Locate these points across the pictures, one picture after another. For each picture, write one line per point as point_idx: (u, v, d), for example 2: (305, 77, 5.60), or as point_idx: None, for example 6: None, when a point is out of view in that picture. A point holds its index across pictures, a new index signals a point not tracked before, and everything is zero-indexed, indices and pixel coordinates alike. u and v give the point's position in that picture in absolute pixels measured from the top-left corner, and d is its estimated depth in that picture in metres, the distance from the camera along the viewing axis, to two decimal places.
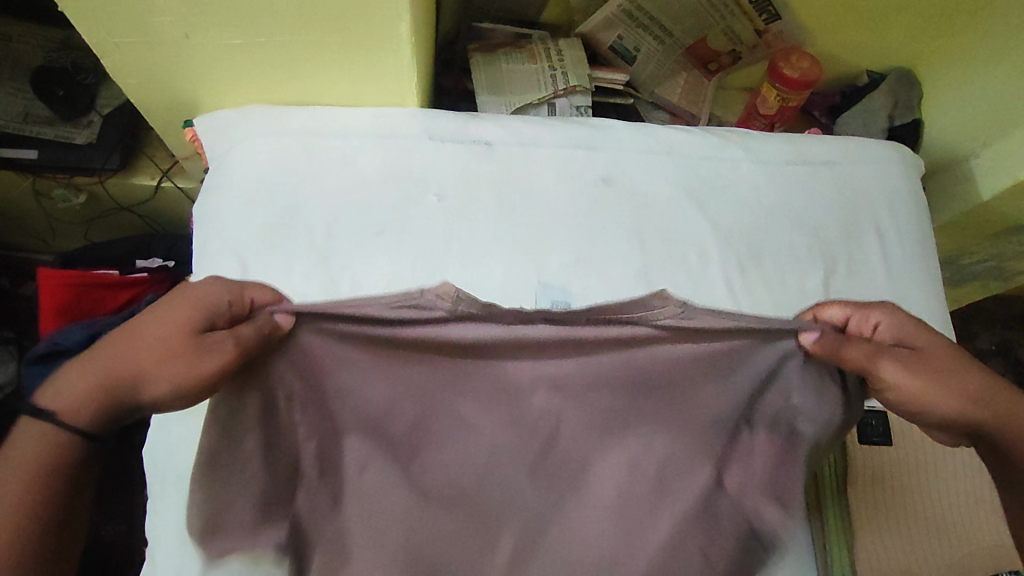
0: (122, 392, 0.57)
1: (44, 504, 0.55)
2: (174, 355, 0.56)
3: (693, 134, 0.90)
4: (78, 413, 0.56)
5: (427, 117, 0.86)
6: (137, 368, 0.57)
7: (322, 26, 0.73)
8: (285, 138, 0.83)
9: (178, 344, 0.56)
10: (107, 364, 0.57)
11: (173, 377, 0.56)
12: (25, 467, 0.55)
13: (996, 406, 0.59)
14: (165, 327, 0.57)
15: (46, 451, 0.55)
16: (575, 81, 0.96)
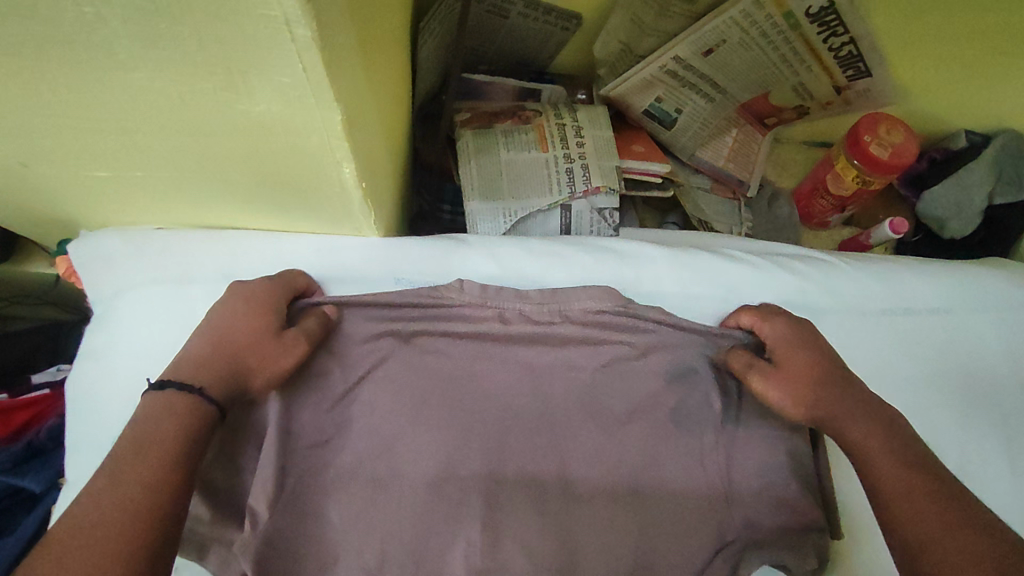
0: (235, 378, 0.49)
1: (187, 468, 0.43)
2: (264, 340, 0.51)
3: (760, 271, 0.65)
4: (214, 393, 0.47)
5: (389, 251, 0.61)
6: (236, 353, 0.50)
7: (224, 165, 0.46)
8: (194, 285, 0.59)
9: (254, 319, 0.51)
10: (188, 372, 0.48)
11: (265, 371, 0.51)
12: (168, 436, 0.43)
13: (870, 450, 0.49)
14: (245, 317, 0.51)
15: (195, 421, 0.45)
16: (599, 179, 0.70)
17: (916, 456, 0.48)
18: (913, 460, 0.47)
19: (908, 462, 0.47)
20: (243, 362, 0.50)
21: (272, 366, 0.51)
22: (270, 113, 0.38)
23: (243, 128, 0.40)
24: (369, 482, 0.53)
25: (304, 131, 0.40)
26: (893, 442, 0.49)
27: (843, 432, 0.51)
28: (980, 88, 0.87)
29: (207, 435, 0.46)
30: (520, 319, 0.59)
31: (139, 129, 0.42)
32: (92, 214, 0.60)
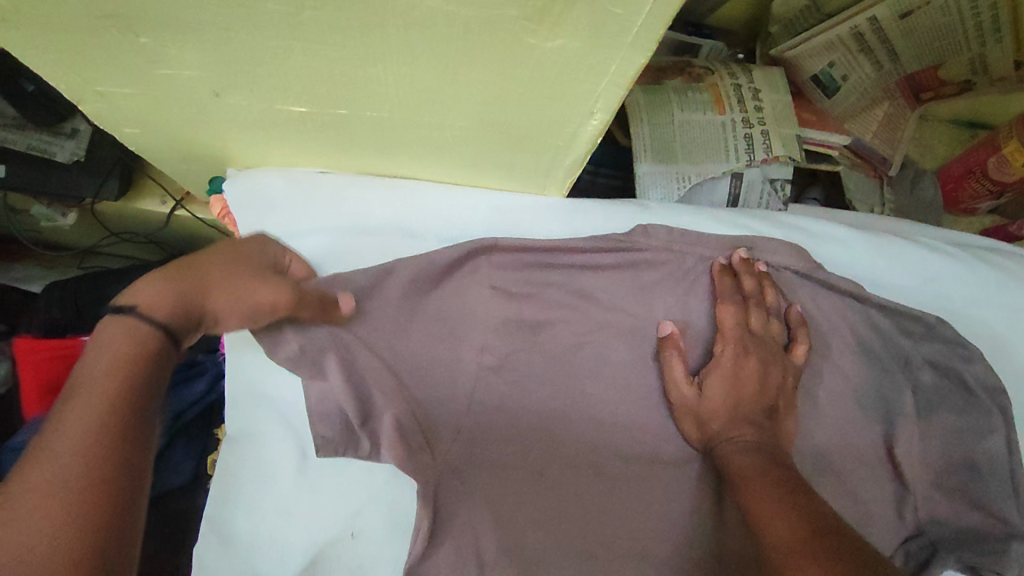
0: (195, 302, 0.41)
1: (128, 416, 0.35)
2: (244, 276, 0.44)
3: (956, 260, 0.61)
4: (166, 313, 0.39)
5: (574, 213, 0.56)
6: (202, 289, 0.42)
7: (454, 109, 0.42)
8: (367, 234, 0.55)
9: (237, 263, 0.44)
10: (162, 287, 0.40)
11: (231, 306, 0.43)
12: (103, 379, 0.36)
13: (758, 483, 0.46)
14: (217, 259, 0.44)
15: (141, 352, 0.38)
16: (779, 148, 0.65)
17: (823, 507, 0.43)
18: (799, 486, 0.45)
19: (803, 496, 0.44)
20: (208, 291, 0.42)
21: (246, 304, 0.44)
22: (564, 50, 0.33)
23: (516, 67, 0.35)
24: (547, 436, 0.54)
25: (585, 75, 0.35)
26: (787, 489, 0.45)
27: (729, 458, 0.50)
28: None
29: (157, 368, 0.38)
30: (710, 296, 0.55)
31: (387, 59, 0.37)
32: (252, 152, 0.56)
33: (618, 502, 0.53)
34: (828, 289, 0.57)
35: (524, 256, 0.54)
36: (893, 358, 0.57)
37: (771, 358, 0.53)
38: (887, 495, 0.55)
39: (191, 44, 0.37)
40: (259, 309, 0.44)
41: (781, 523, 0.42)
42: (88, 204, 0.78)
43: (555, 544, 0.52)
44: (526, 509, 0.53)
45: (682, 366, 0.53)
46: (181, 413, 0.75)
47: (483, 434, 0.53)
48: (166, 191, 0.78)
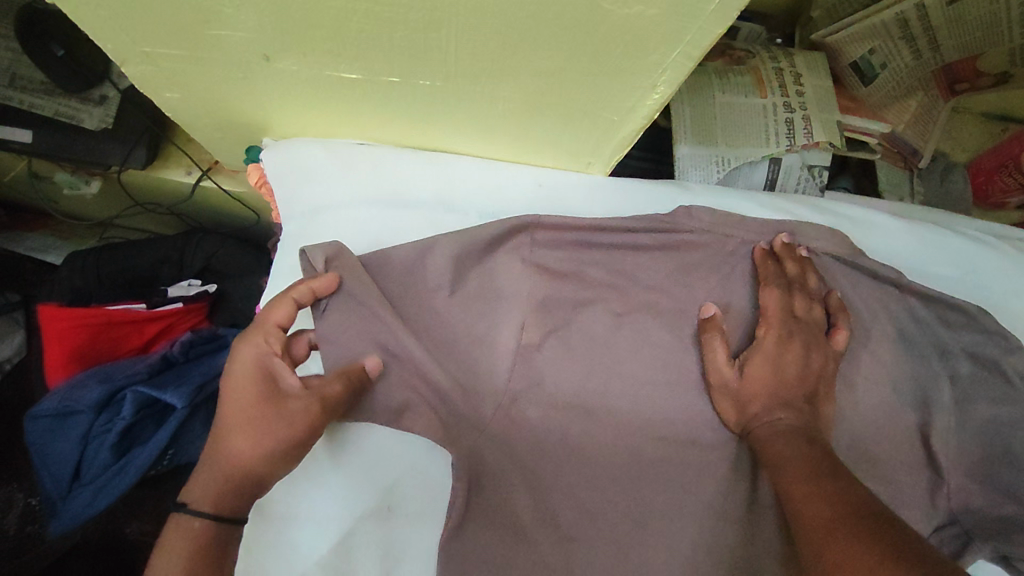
0: (244, 487, 0.45)
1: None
2: (267, 415, 0.45)
3: (996, 253, 0.60)
4: (216, 509, 0.43)
5: (616, 191, 0.56)
6: (239, 451, 0.44)
7: (511, 79, 0.41)
8: (407, 209, 0.54)
9: (261, 417, 0.45)
10: (216, 494, 0.44)
11: (281, 461, 0.45)
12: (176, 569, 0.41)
13: (797, 471, 0.46)
14: (235, 409, 0.45)
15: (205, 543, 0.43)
16: (820, 134, 0.64)
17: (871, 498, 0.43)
18: (840, 472, 0.45)
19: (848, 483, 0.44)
20: (245, 454, 0.44)
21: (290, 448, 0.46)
22: (640, 18, 0.32)
23: (585, 34, 0.34)
24: (583, 414, 0.53)
25: (657, 45, 0.35)
26: (827, 474, 0.45)
27: (765, 441, 0.49)
28: None
29: (230, 548, 0.44)
30: (750, 280, 0.55)
31: (452, 22, 0.36)
32: (292, 122, 0.55)
33: (652, 483, 0.53)
34: (867, 276, 0.57)
35: (567, 236, 0.52)
36: (931, 347, 0.57)
37: (810, 344, 0.53)
38: (922, 483, 0.55)
39: (250, 4, 0.37)
40: (304, 437, 0.46)
41: (821, 503, 0.42)
42: (114, 172, 0.77)
43: (589, 522, 0.52)
44: (560, 487, 0.53)
45: (723, 348, 0.52)
46: (203, 384, 0.77)
47: (520, 411, 0.52)
48: (192, 161, 0.77)
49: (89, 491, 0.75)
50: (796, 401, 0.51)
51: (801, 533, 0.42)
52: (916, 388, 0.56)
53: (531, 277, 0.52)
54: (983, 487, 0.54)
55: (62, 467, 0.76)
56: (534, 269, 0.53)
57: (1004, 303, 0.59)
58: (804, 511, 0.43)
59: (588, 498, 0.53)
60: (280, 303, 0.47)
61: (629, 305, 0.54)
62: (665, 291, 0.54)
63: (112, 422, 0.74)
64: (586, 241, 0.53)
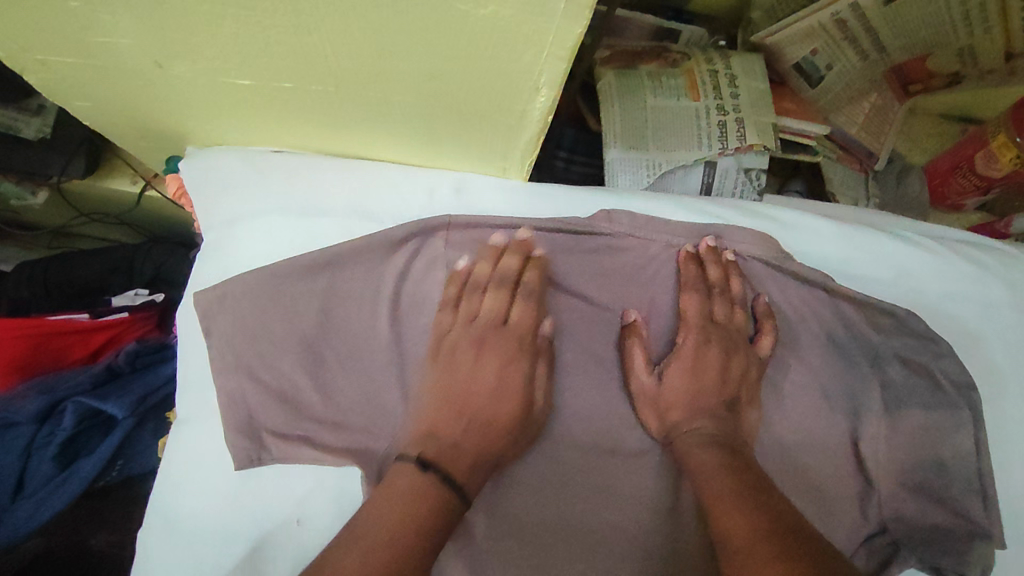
0: (484, 461, 0.48)
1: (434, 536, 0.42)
2: (515, 388, 0.49)
3: (931, 255, 0.59)
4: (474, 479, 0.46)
5: (537, 197, 0.55)
6: (489, 416, 0.49)
7: (398, 83, 0.40)
8: (326, 217, 0.53)
9: (514, 381, 0.50)
10: (423, 448, 0.46)
11: (511, 416, 0.49)
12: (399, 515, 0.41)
13: (711, 482, 0.45)
14: (508, 395, 0.49)
15: (448, 508, 0.43)
16: (754, 136, 0.63)
17: (779, 510, 0.41)
18: (752, 482, 0.44)
19: (759, 495, 0.43)
20: (498, 415, 0.49)
21: (528, 374, 0.50)
22: (497, 18, 0.32)
23: (451, 37, 0.34)
24: None
25: (525, 45, 0.34)
26: (737, 485, 0.44)
27: (683, 450, 0.48)
28: None
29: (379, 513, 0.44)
30: (673, 285, 0.54)
31: (320, 26, 0.35)
32: (209, 130, 0.54)
33: (573, 494, 0.51)
34: (795, 280, 0.56)
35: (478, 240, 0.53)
36: (863, 351, 0.55)
37: (737, 352, 0.51)
38: (853, 492, 0.54)
39: (122, 10, 0.36)
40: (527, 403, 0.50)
41: (735, 518, 0.41)
42: (55, 182, 0.77)
43: (507, 536, 0.50)
44: (476, 499, 0.51)
45: (643, 355, 0.51)
46: (147, 395, 0.78)
47: None
48: (135, 170, 0.77)
49: (31, 503, 0.73)
50: (719, 409, 0.50)
51: (721, 550, 0.41)
52: (847, 393, 0.55)
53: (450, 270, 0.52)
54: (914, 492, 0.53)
55: (1, 481, 0.73)
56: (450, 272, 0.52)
57: (937, 305, 0.58)
58: (718, 520, 0.42)
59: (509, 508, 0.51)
60: (509, 253, 0.51)
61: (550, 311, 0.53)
62: (585, 297, 0.53)
63: (54, 433, 0.74)
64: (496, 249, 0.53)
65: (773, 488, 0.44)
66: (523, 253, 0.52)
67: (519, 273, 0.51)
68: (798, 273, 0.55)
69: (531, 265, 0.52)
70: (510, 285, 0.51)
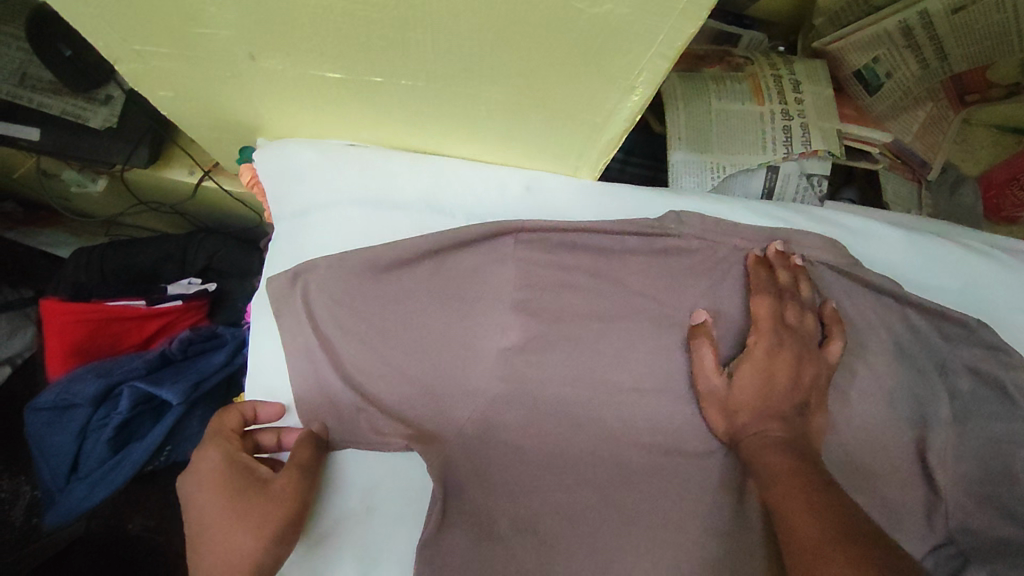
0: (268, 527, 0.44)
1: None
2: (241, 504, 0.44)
3: (1002, 266, 0.58)
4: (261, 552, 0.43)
5: (606, 195, 0.55)
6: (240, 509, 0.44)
7: (490, 78, 0.41)
8: (396, 210, 0.54)
9: (219, 484, 0.45)
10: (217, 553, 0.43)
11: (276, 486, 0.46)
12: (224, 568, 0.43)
13: (787, 487, 0.44)
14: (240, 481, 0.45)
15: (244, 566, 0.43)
16: (819, 142, 0.63)
17: (866, 519, 0.40)
18: (831, 487, 0.43)
19: (841, 501, 0.42)
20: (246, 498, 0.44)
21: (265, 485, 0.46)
22: (610, 16, 0.32)
23: (556, 33, 0.34)
24: (567, 422, 0.52)
25: (630, 43, 0.34)
26: (818, 490, 0.43)
27: (756, 455, 0.48)
28: None
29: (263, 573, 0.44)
30: (743, 288, 0.53)
31: (427, 21, 0.36)
32: (284, 123, 0.55)
33: (637, 495, 0.51)
34: (865, 286, 0.55)
35: (549, 236, 0.52)
36: (930, 359, 0.55)
37: (807, 358, 0.51)
38: (918, 501, 0.53)
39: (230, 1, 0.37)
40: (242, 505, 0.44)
41: (807, 523, 0.41)
42: (118, 171, 0.79)
43: (573, 533, 0.50)
44: (539, 495, 0.51)
45: (713, 356, 0.51)
46: (200, 381, 0.77)
47: (500, 414, 0.51)
48: (194, 161, 0.78)
49: (87, 483, 0.75)
50: (789, 414, 0.49)
51: (789, 553, 0.40)
52: (911, 401, 0.54)
53: (518, 264, 0.52)
54: (985, 506, 0.52)
55: (59, 460, 0.76)
56: (518, 267, 0.52)
57: (1008, 316, 0.57)
58: (788, 522, 0.42)
59: (570, 506, 0.51)
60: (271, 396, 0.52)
61: (616, 310, 0.53)
62: (653, 297, 0.53)
63: (109, 417, 0.74)
64: (566, 245, 0.53)
65: (842, 493, 0.43)
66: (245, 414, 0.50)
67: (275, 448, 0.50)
68: (867, 279, 0.54)
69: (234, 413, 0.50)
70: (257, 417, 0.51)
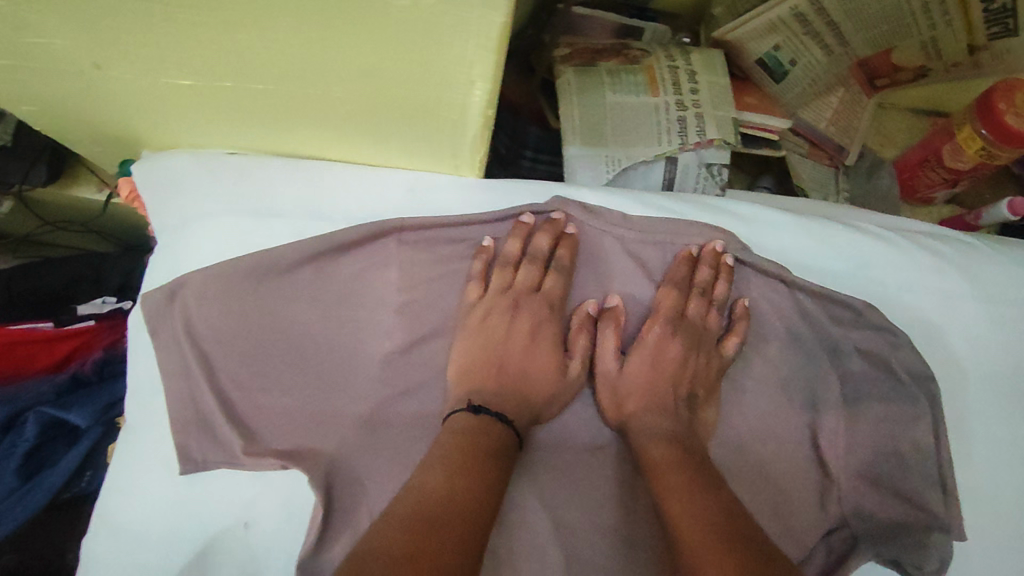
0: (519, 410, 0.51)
1: (476, 490, 0.44)
2: (542, 356, 0.52)
3: (891, 247, 0.58)
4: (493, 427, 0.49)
5: (493, 193, 0.54)
6: (516, 365, 0.52)
7: (334, 78, 0.40)
8: (273, 217, 0.52)
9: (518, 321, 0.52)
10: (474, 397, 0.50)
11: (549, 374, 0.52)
12: (462, 453, 0.46)
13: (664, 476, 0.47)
14: (529, 347, 0.52)
15: (471, 458, 0.46)
16: (714, 131, 0.63)
17: (733, 512, 0.44)
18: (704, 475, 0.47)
19: (713, 490, 0.45)
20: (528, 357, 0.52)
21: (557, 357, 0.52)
22: (417, 8, 0.32)
23: (374, 27, 0.34)
24: None
25: (449, 36, 0.34)
26: (694, 481, 0.46)
27: (643, 448, 0.50)
28: None
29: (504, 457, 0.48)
30: None
31: (248, 22, 0.35)
32: (159, 134, 0.54)
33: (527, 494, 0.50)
34: (754, 274, 0.55)
35: (430, 234, 0.52)
36: (822, 344, 0.55)
37: (699, 349, 0.55)
38: (812, 483, 0.53)
39: (50, 9, 0.36)
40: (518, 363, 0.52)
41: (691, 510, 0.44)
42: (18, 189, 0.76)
43: None
44: None
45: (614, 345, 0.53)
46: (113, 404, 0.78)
47: (385, 421, 0.50)
48: (101, 178, 0.76)
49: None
50: (676, 403, 0.53)
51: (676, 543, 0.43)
52: (800, 383, 0.54)
53: (398, 265, 0.51)
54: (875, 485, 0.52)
55: None
56: (398, 270, 0.51)
57: (901, 297, 0.57)
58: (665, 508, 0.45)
59: None
60: (540, 232, 0.52)
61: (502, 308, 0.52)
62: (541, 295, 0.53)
63: (14, 446, 0.72)
64: (446, 245, 0.52)
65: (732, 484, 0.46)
66: (553, 229, 0.53)
67: (550, 249, 0.52)
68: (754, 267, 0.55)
69: (563, 242, 0.53)
70: (542, 261, 0.52)
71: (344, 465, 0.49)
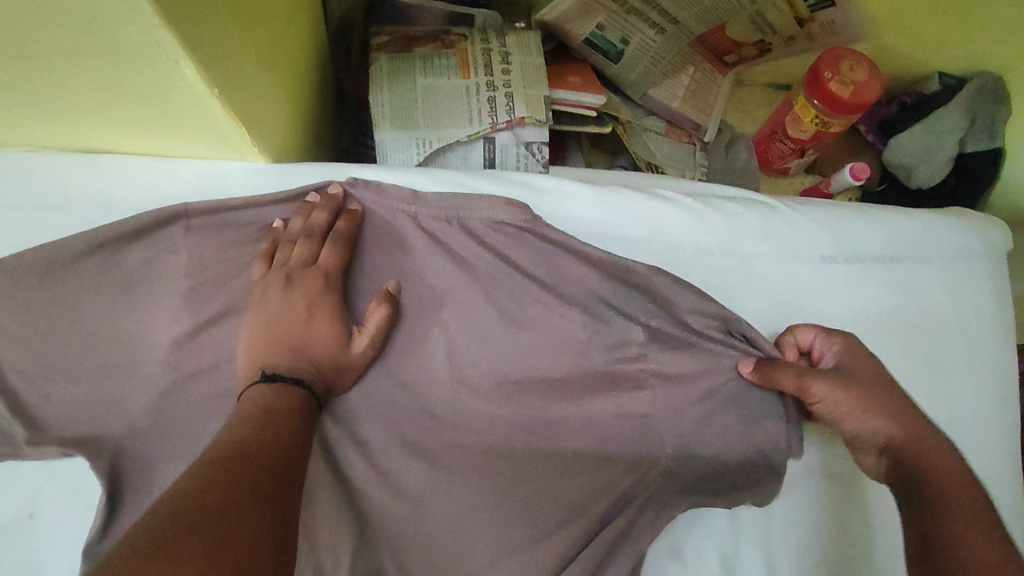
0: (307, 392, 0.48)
1: (273, 451, 0.41)
2: (325, 325, 0.50)
3: (687, 212, 0.60)
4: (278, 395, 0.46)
5: (285, 176, 0.55)
6: (300, 335, 0.49)
7: (48, 73, 0.40)
8: (62, 211, 0.53)
9: (296, 291, 0.50)
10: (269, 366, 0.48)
11: (334, 347, 0.50)
12: (256, 421, 0.43)
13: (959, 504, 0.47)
14: (318, 316, 0.50)
15: (259, 423, 0.43)
16: (523, 110, 0.64)
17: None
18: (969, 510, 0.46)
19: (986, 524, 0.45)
20: (313, 326, 0.50)
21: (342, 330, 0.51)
22: None
23: (40, 18, 0.34)
24: None
25: (117, 17, 0.35)
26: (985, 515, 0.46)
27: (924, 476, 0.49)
28: (940, 22, 0.81)
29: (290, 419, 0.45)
30: (419, 256, 0.55)
31: None
32: None
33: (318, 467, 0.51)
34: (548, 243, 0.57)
35: (217, 220, 0.53)
36: None
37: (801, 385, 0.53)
38: (607, 441, 0.54)
39: None
40: (301, 332, 0.49)
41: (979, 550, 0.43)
42: None
43: None
44: None
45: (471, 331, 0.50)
46: None
47: (174, 404, 0.51)
48: None
49: None
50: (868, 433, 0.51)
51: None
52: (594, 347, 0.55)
53: (183, 251, 0.52)
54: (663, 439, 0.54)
55: None
56: (183, 256, 0.52)
57: (698, 259, 0.59)
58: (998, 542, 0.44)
59: None
60: (318, 208, 0.53)
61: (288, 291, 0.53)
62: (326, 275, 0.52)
63: None
64: (233, 231, 0.53)
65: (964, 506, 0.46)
66: (332, 204, 0.54)
67: (328, 224, 0.53)
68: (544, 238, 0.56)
69: (344, 216, 0.54)
70: (319, 234, 0.52)
71: (133, 448, 0.50)
